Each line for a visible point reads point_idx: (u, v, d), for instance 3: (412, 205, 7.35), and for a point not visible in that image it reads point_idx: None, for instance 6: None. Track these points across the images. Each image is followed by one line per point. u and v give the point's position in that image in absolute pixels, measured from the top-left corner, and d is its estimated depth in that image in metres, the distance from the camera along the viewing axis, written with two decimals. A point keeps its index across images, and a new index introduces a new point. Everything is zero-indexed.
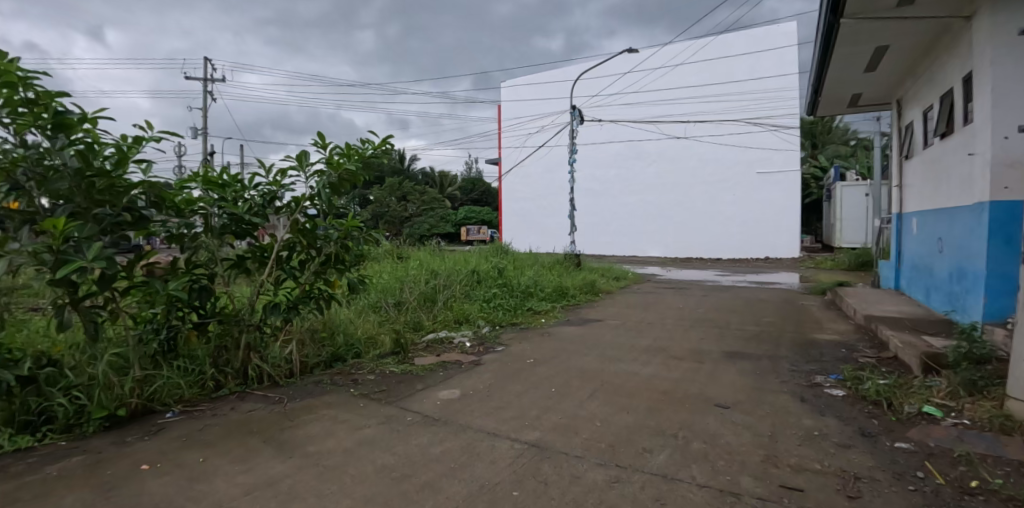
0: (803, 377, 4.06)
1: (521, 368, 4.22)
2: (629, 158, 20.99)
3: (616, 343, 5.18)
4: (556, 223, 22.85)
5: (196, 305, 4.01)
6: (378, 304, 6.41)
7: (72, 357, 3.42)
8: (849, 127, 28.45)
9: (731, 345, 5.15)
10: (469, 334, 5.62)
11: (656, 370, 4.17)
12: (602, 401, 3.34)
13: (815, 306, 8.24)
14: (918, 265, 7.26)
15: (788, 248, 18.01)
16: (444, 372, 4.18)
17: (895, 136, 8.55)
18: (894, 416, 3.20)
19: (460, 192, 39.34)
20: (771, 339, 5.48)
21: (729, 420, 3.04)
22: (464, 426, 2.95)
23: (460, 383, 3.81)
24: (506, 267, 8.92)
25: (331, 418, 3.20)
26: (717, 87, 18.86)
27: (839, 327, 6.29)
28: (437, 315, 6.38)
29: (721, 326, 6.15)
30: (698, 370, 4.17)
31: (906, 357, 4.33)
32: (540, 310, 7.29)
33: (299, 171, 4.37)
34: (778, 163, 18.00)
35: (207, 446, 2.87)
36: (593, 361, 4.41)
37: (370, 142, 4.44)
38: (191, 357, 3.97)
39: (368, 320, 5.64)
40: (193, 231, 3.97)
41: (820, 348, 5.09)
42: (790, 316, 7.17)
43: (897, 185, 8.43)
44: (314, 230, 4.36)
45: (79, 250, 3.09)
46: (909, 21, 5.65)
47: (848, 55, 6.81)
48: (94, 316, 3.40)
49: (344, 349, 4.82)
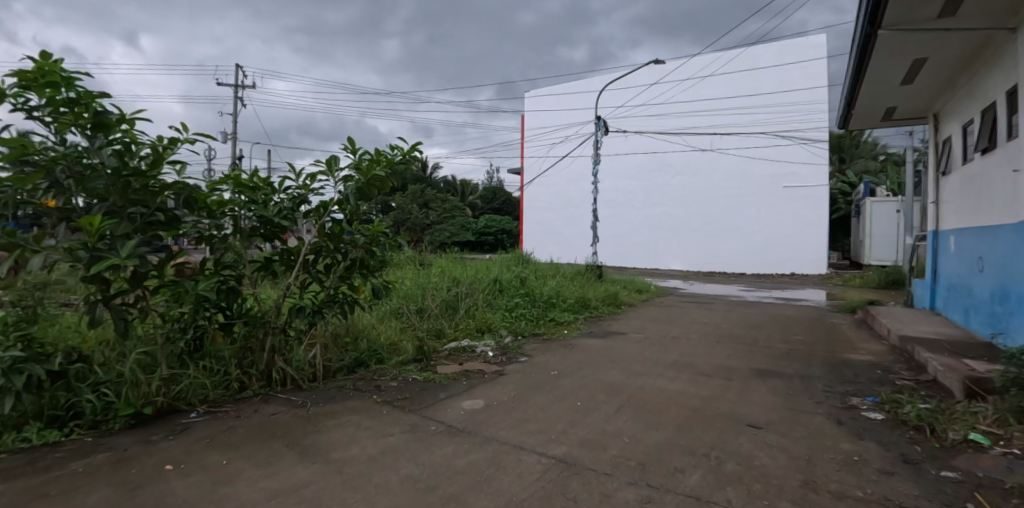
0: (838, 399, 3.91)
1: (545, 379, 4.15)
2: (652, 170, 20.83)
3: (642, 357, 5.07)
4: (577, 233, 22.73)
5: (223, 306, 4.08)
6: (400, 310, 6.46)
7: (102, 354, 3.45)
8: (878, 141, 27.92)
9: (761, 362, 5.00)
10: (492, 343, 5.56)
11: (684, 386, 4.06)
12: (629, 416, 3.26)
13: (846, 325, 8.00)
14: (956, 285, 7.00)
15: (815, 265, 17.59)
16: (468, 381, 4.13)
17: (932, 151, 8.29)
18: (937, 443, 3.04)
19: (482, 201, 39.61)
20: (803, 358, 5.29)
21: (762, 442, 2.93)
22: (489, 438, 2.90)
23: (484, 394, 3.74)
24: (528, 277, 8.89)
25: (355, 424, 3.17)
26: (743, 99, 18.63)
27: (873, 348, 6.06)
28: (459, 323, 6.35)
29: (749, 343, 5.98)
30: (728, 389, 4.04)
31: (948, 381, 4.14)
32: (562, 321, 7.18)
33: (328, 175, 4.39)
34: (805, 177, 17.69)
35: (230, 449, 2.88)
36: (619, 376, 4.30)
37: (399, 148, 4.49)
38: (216, 358, 3.97)
39: (391, 327, 5.65)
40: (223, 233, 4.11)
41: (855, 369, 4.91)
42: (821, 334, 6.94)
43: (934, 202, 8.17)
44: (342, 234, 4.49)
45: (112, 247, 3.15)
46: (951, 33, 5.49)
47: (884, 67, 6.63)
48: (125, 314, 3.44)
49: (367, 354, 4.73)
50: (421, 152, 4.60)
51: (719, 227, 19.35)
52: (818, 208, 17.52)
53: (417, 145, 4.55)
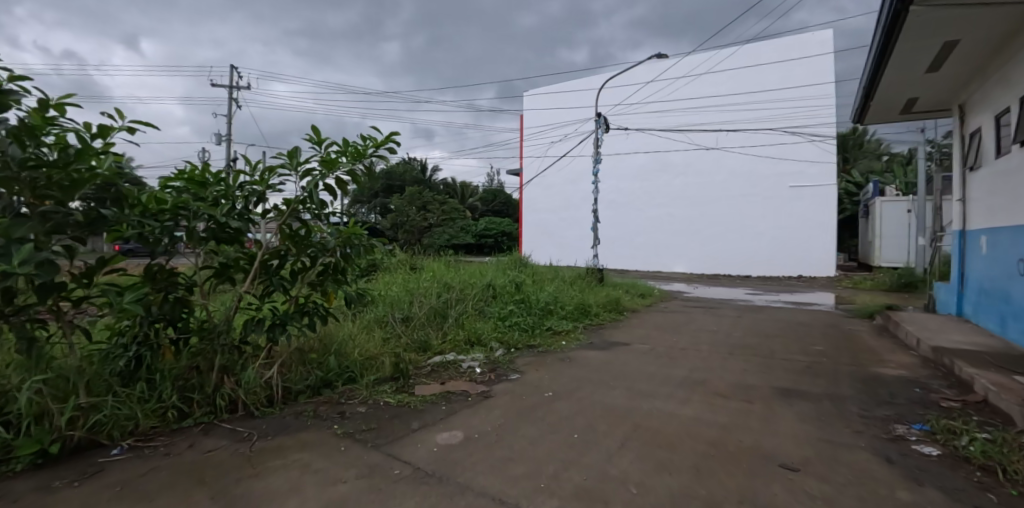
0: (879, 427, 3.35)
1: (537, 403, 3.59)
2: (654, 170, 20.26)
3: (647, 373, 4.48)
4: (577, 235, 22.16)
5: (171, 319, 3.56)
6: (384, 319, 5.95)
7: (10, 379, 2.91)
8: (882, 141, 27.48)
9: (783, 379, 4.44)
10: (481, 357, 4.99)
11: (696, 410, 3.50)
12: (635, 455, 2.69)
13: (866, 333, 7.43)
14: (988, 290, 6.45)
15: (823, 267, 17.01)
16: (447, 406, 3.56)
17: (956, 145, 7.74)
18: (1014, 490, 2.48)
19: (481, 203, 39.09)
20: (828, 374, 4.71)
21: (801, 491, 2.36)
22: (463, 487, 2.34)
23: (464, 422, 3.18)
24: (524, 282, 8.33)
25: (302, 466, 2.61)
26: (748, 96, 18.08)
27: (902, 359, 5.49)
28: (447, 333, 5.79)
29: (766, 356, 5.40)
30: (750, 414, 3.46)
31: (1005, 405, 3.58)
32: (560, 331, 6.59)
33: (289, 169, 3.82)
34: (813, 176, 17.12)
35: (142, 500, 2.33)
36: (622, 397, 3.74)
37: (372, 138, 3.94)
38: (155, 379, 3.43)
39: (371, 339, 5.10)
40: (171, 236, 3.55)
41: (888, 387, 4.35)
42: (842, 344, 6.35)
43: (959, 200, 7.61)
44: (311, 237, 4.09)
45: (7, 253, 2.61)
46: (991, 8, 4.95)
47: (911, 51, 6.09)
48: (35, 332, 2.90)
49: (336, 372, 4.08)
50: (395, 143, 4.07)
51: (724, 229, 18.76)
52: (826, 208, 16.95)
53: (391, 135, 4.01)
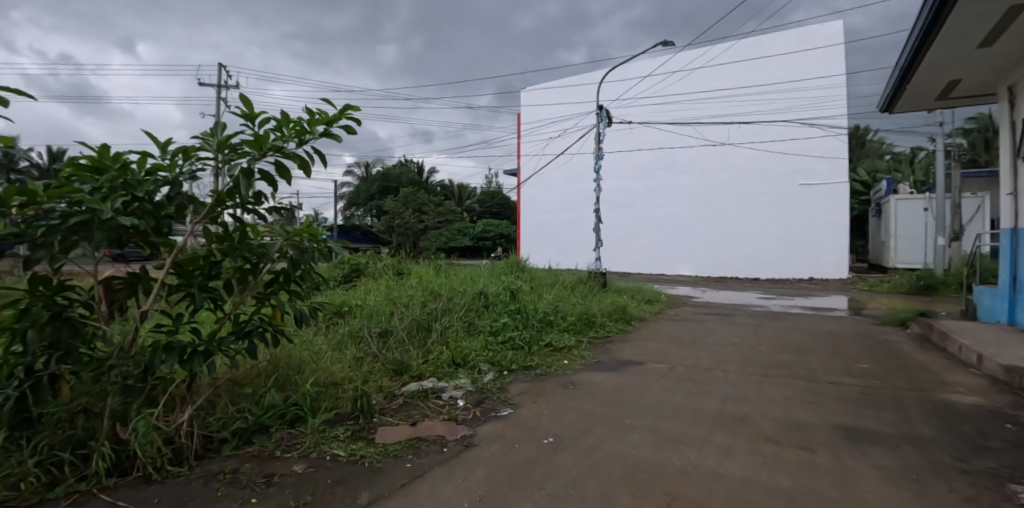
0: (993, 491, 2.46)
1: (535, 456, 2.73)
2: (657, 168, 19.46)
3: (671, 406, 3.61)
4: (577, 237, 21.34)
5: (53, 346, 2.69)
6: (360, 333, 5.09)
7: None
8: (885, 140, 26.79)
9: (840, 413, 3.56)
10: (465, 384, 4.11)
11: (745, 467, 2.62)
12: None
13: (906, 344, 6.56)
14: None
15: (836, 269, 16.17)
16: (413, 462, 2.67)
17: (1005, 131, 6.87)
18: None
19: (479, 205, 38.36)
20: (891, 404, 3.84)
21: None
22: None
23: (430, 495, 2.29)
24: (520, 288, 7.47)
25: None
26: (754, 89, 17.27)
27: (968, 380, 4.62)
28: (429, 351, 4.94)
29: (807, 378, 4.52)
30: (819, 473, 2.59)
31: None
32: (562, 347, 5.73)
33: (212, 150, 2.95)
34: (824, 173, 16.31)
35: None
36: (645, 446, 2.87)
37: (320, 113, 3.09)
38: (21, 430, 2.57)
39: (338, 361, 4.22)
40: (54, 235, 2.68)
41: (973, 423, 3.47)
42: (888, 360, 5.48)
43: (1009, 194, 6.75)
44: (251, 241, 3.24)
45: None
46: None
47: (967, 21, 5.24)
48: None
49: (277, 412, 3.19)
50: (353, 119, 3.21)
51: (731, 229, 17.93)
52: (839, 207, 16.13)
53: (347, 109, 3.16)
